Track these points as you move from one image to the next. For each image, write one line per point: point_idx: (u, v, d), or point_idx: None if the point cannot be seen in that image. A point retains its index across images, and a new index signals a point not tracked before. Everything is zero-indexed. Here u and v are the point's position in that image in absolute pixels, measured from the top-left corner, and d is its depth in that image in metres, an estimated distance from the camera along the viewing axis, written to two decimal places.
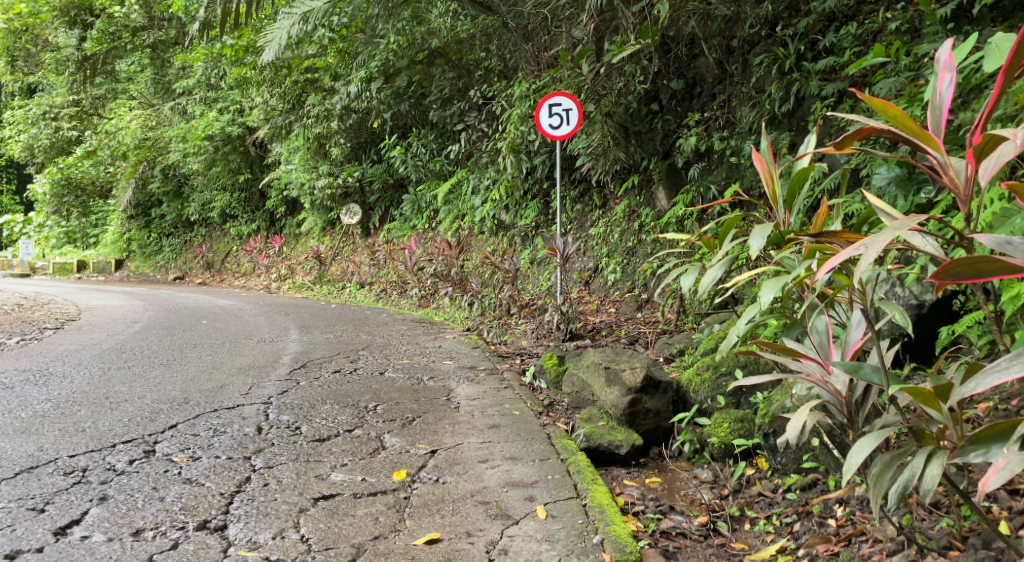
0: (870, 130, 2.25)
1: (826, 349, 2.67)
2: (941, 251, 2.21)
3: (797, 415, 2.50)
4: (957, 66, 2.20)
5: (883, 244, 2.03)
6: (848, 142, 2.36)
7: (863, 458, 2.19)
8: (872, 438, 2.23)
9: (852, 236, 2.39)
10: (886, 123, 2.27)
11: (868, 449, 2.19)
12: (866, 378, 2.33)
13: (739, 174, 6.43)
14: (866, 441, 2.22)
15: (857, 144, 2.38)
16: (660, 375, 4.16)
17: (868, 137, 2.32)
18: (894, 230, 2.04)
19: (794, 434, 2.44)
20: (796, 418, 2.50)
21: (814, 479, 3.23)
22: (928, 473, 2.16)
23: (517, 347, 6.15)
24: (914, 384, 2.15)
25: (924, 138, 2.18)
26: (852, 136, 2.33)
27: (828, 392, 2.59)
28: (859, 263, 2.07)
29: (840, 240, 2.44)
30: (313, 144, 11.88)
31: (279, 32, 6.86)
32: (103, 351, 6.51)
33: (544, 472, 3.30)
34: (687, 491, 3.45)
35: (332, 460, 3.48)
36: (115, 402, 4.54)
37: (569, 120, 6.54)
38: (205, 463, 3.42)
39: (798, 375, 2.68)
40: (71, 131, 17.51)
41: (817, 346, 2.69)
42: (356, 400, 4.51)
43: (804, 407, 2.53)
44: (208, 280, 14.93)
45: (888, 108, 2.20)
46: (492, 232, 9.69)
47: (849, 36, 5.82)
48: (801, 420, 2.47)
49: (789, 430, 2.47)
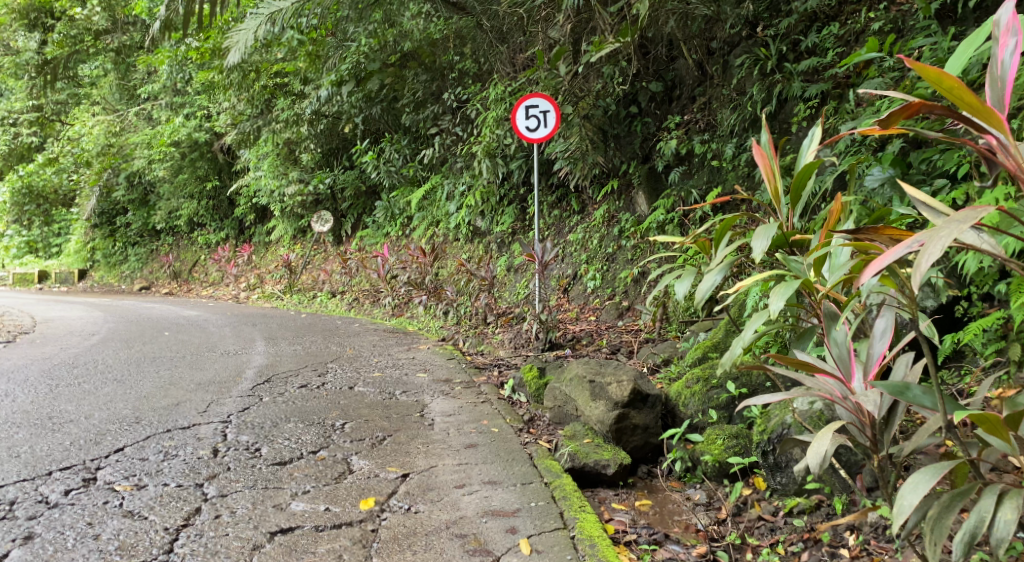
0: (922, 106, 2.00)
1: (846, 364, 2.46)
2: (1000, 250, 2.00)
3: (819, 437, 2.29)
4: (1021, 31, 1.98)
5: (946, 242, 1.79)
6: (893, 121, 2.12)
7: (919, 500, 1.95)
8: (927, 476, 2.00)
9: (895, 234, 2.15)
10: (939, 96, 2.02)
11: (925, 490, 1.96)
12: (915, 401, 2.10)
13: (722, 178, 6.23)
14: (922, 479, 1.99)
15: (901, 123, 2.12)
16: (648, 387, 3.90)
17: (915, 114, 2.06)
18: (957, 226, 1.81)
19: (818, 460, 2.23)
20: (818, 441, 2.28)
21: (818, 501, 3.04)
22: (1001, 518, 1.97)
23: (494, 358, 5.87)
24: (984, 414, 1.93)
25: (985, 114, 1.96)
26: (899, 113, 2.08)
27: (850, 411, 2.38)
28: (917, 265, 1.82)
29: (881, 239, 2.20)
30: (283, 149, 11.49)
31: (244, 33, 6.50)
32: (53, 366, 6.10)
33: (526, 498, 3.02)
34: (681, 515, 3.19)
35: (293, 487, 3.16)
36: (58, 423, 4.17)
37: (547, 122, 6.27)
38: (151, 492, 3.09)
39: (814, 393, 2.45)
40: (31, 138, 16.82)
41: (836, 358, 2.48)
42: (322, 418, 4.19)
43: (825, 429, 2.31)
44: (175, 290, 14.47)
45: (948, 81, 1.94)
46: (467, 238, 9.42)
47: (831, 37, 5.62)
48: (826, 443, 2.26)
49: (812, 453, 2.26)
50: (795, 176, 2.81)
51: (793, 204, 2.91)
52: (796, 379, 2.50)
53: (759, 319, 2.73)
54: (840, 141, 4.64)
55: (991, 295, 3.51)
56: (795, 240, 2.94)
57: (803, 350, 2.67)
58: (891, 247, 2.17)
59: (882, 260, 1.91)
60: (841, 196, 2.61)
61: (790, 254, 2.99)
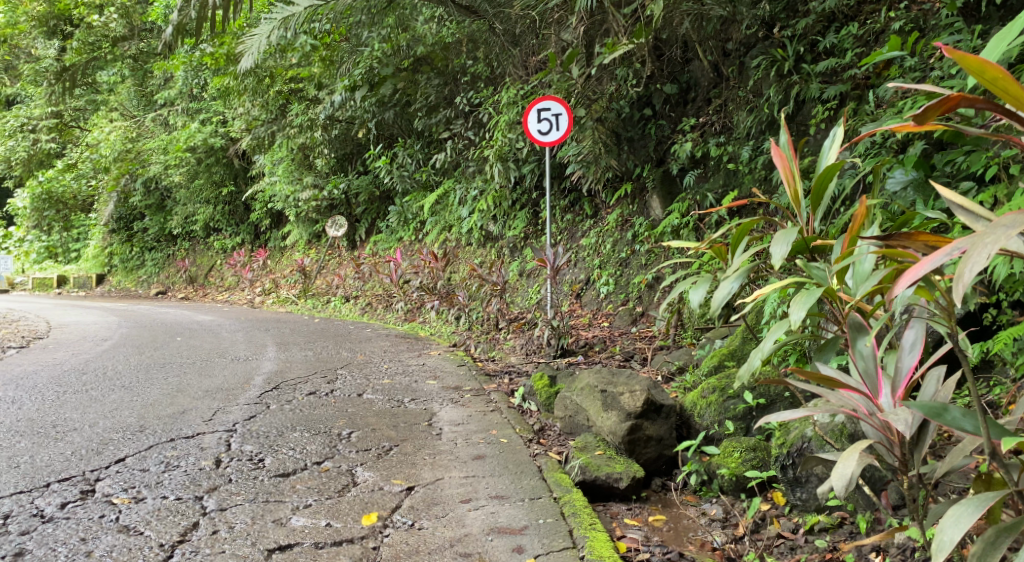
0: (961, 99, 1.88)
1: (873, 378, 2.33)
2: None
3: (845, 457, 2.16)
4: None
5: (991, 249, 1.66)
6: (929, 117, 1.99)
7: (960, 536, 1.82)
8: (970, 509, 1.87)
9: (932, 241, 2.03)
10: (978, 89, 1.89)
11: (968, 524, 1.83)
12: (954, 424, 1.96)
13: (738, 181, 6.11)
14: (965, 513, 1.86)
15: (939, 118, 1.99)
16: (661, 397, 3.77)
17: (954, 109, 1.93)
18: (1003, 232, 1.69)
19: (843, 484, 2.09)
20: (843, 462, 2.15)
21: (841, 519, 2.93)
22: None
23: (505, 365, 5.76)
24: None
25: None
26: (936, 109, 1.95)
27: (876, 429, 2.25)
28: (961, 274, 1.70)
29: (915, 245, 2.08)
30: (297, 154, 11.46)
31: (257, 38, 6.40)
32: (63, 373, 6.05)
33: (534, 515, 2.91)
34: (696, 532, 3.07)
35: (294, 500, 3.07)
36: (62, 431, 4.11)
37: (559, 125, 6.15)
38: (148, 505, 3.01)
39: (836, 409, 2.32)
40: (50, 144, 16.86)
41: (862, 372, 2.35)
42: (328, 427, 4.10)
43: (850, 449, 2.18)
44: (190, 294, 14.49)
45: (992, 73, 1.81)
46: (480, 243, 9.33)
47: (850, 37, 5.46)
48: (851, 465, 2.12)
49: (837, 475, 2.12)
50: (816, 177, 2.71)
51: (814, 208, 2.80)
52: (817, 393, 2.37)
53: (779, 330, 2.61)
54: (860, 142, 4.54)
55: (1022, 302, 3.36)
56: (816, 246, 2.82)
57: (825, 363, 2.53)
58: (927, 253, 2.05)
59: (918, 270, 1.78)
60: (867, 199, 2.49)
61: (812, 260, 2.87)
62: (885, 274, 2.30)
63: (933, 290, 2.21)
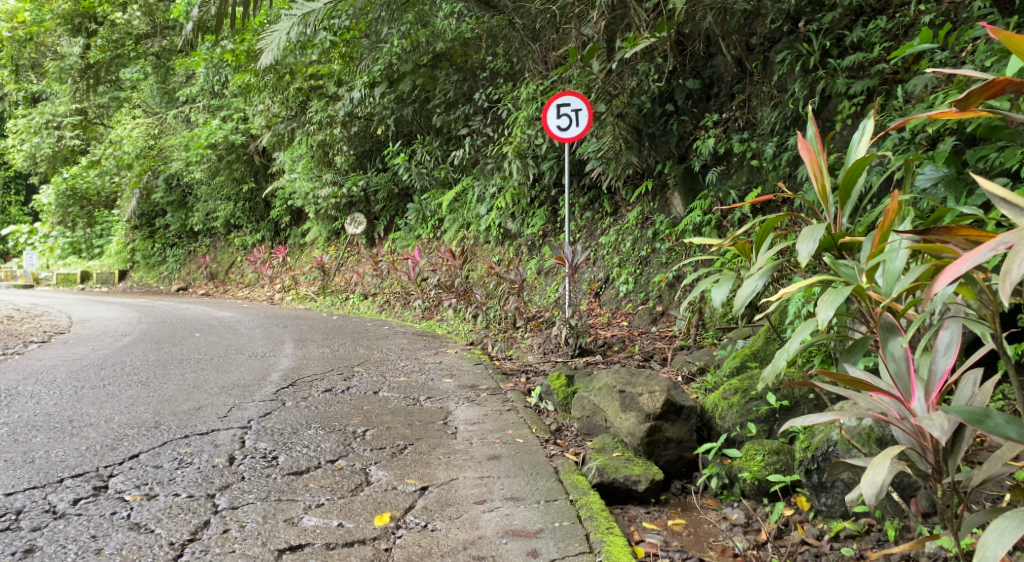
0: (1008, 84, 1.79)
1: (905, 381, 2.23)
2: None
3: (876, 464, 2.06)
4: None
5: None
6: (972, 103, 1.91)
7: (1004, 552, 1.73)
8: (1015, 523, 1.77)
9: (973, 235, 1.95)
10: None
11: (1013, 541, 1.73)
12: (997, 432, 1.86)
13: (762, 178, 6.00)
14: (1010, 528, 1.76)
15: (983, 104, 1.91)
16: (682, 398, 3.68)
17: (999, 94, 1.85)
18: None
19: (874, 491, 2.00)
20: (874, 469, 2.05)
21: (867, 526, 2.83)
22: None
23: (522, 364, 5.69)
24: None
25: None
26: (980, 94, 1.87)
27: (908, 434, 2.16)
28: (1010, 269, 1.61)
29: (955, 240, 2.00)
30: (317, 151, 11.44)
31: (278, 34, 6.31)
32: (81, 368, 6.06)
33: (549, 517, 2.84)
34: (717, 537, 2.99)
35: (306, 499, 3.02)
36: (78, 427, 4.10)
37: (579, 121, 6.07)
38: (160, 503, 2.98)
39: (865, 413, 2.23)
40: (74, 140, 16.99)
41: (893, 374, 2.26)
42: (343, 425, 4.05)
43: (880, 455, 2.08)
44: (211, 290, 14.58)
45: None
46: (498, 241, 9.28)
47: (878, 30, 5.32)
48: (882, 472, 2.03)
49: (867, 482, 2.03)
50: (844, 171, 2.63)
51: (842, 204, 2.72)
52: (845, 396, 2.28)
53: (806, 330, 2.53)
54: (888, 139, 4.44)
55: None
56: (844, 243, 2.74)
57: (853, 364, 2.44)
58: (967, 249, 1.97)
59: (960, 265, 1.70)
60: (900, 193, 2.40)
61: (840, 259, 2.77)
62: (922, 272, 2.21)
63: (972, 288, 2.12)
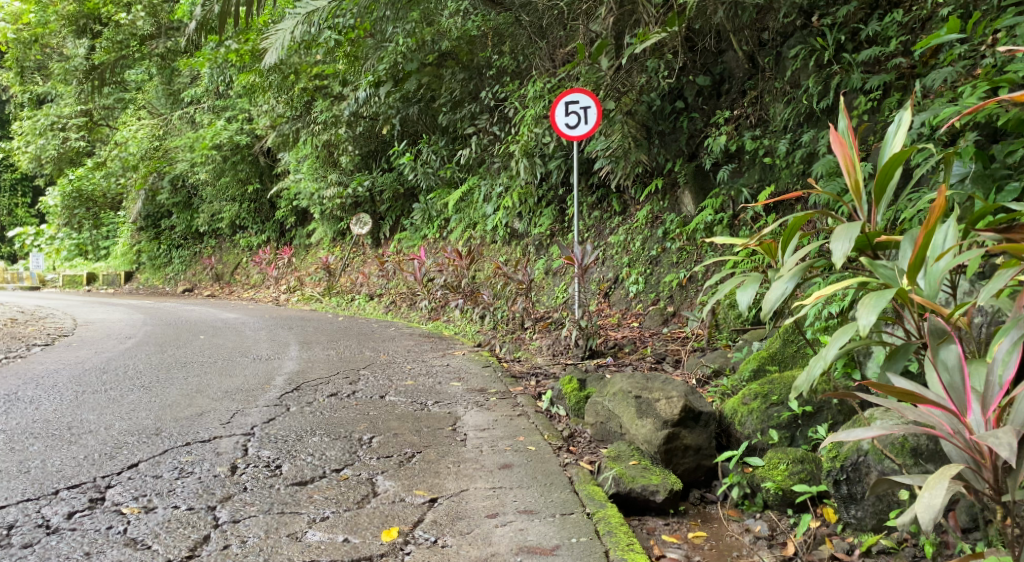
0: None
1: (959, 394, 2.19)
2: None
3: (932, 486, 2.02)
4: None
5: None
6: None
7: None
8: None
9: None
10: None
11: None
12: None
13: (775, 176, 5.85)
14: None
15: None
16: (700, 404, 3.54)
17: None
18: None
19: (931, 515, 1.95)
20: (930, 491, 2.01)
21: (902, 540, 2.70)
22: None
23: (531, 366, 5.56)
24: None
25: None
26: None
27: (963, 449, 2.13)
28: None
29: None
30: (322, 152, 11.32)
31: (281, 33, 6.14)
32: (83, 372, 5.95)
33: (566, 533, 2.71)
34: (741, 551, 2.87)
35: (311, 512, 2.90)
36: (77, 434, 3.98)
37: (588, 119, 5.92)
38: (159, 516, 2.86)
39: (917, 427, 2.21)
40: (79, 142, 16.87)
41: (947, 387, 2.24)
42: (349, 431, 3.92)
43: (936, 476, 2.05)
44: (217, 292, 14.50)
45: None
46: (505, 241, 9.15)
47: (895, 24, 5.16)
48: (940, 496, 1.98)
49: (923, 505, 1.98)
50: (880, 168, 2.61)
51: (876, 202, 2.69)
52: (896, 410, 2.25)
53: (844, 336, 2.51)
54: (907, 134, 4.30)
55: None
56: (878, 243, 2.70)
57: (895, 371, 2.45)
58: None
59: None
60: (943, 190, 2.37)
61: (873, 259, 2.74)
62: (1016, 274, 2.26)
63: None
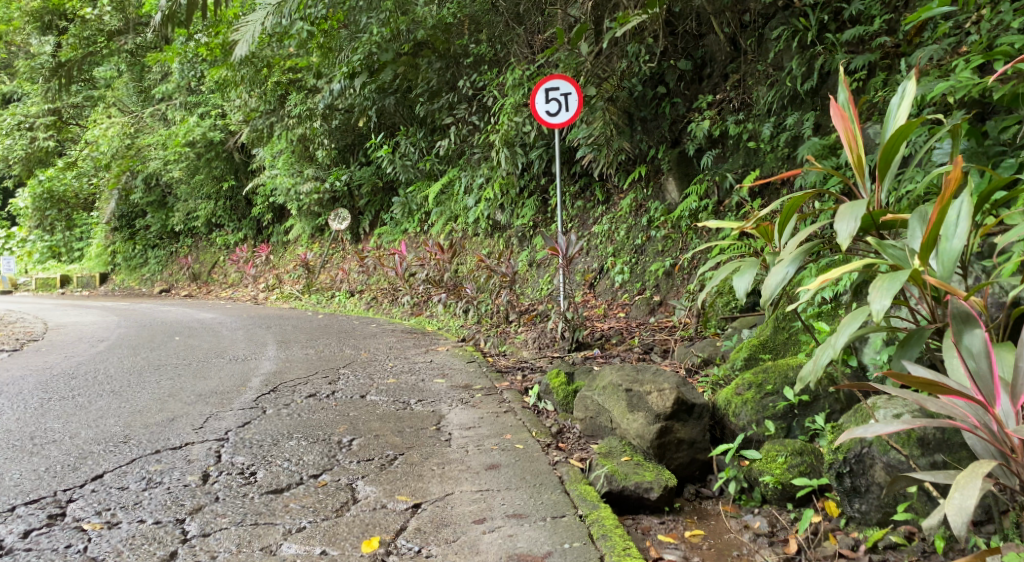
0: None
1: (985, 383, 2.18)
2: None
3: (965, 485, 1.98)
4: None
5: None
6: None
7: None
8: None
9: None
10: None
11: None
12: None
13: (760, 160, 5.70)
14: None
15: None
16: (693, 396, 3.41)
17: None
18: None
19: (964, 518, 1.92)
20: (961, 492, 1.97)
21: (909, 533, 2.60)
22: None
23: (516, 360, 5.40)
24: None
25: None
26: None
27: (989, 442, 2.11)
28: None
29: None
30: (298, 146, 11.05)
31: (252, 24, 5.81)
32: (51, 378, 5.71)
33: (558, 538, 2.57)
34: (741, 550, 2.74)
35: (286, 522, 2.72)
36: (40, 444, 3.77)
37: (569, 106, 5.73)
38: (122, 532, 2.68)
39: (941, 417, 2.18)
40: (47, 141, 16.36)
41: (972, 373, 2.21)
42: (328, 434, 3.74)
43: (966, 475, 2.01)
44: (194, 291, 14.20)
45: None
46: (487, 233, 8.95)
47: (878, 2, 5.03)
48: (973, 495, 1.94)
49: (956, 507, 1.95)
50: (885, 143, 2.53)
51: (880, 177, 2.62)
52: (918, 400, 2.22)
53: (855, 322, 2.43)
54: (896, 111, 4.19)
55: None
56: (884, 222, 2.63)
57: (909, 358, 2.41)
58: None
59: None
60: (956, 166, 2.30)
61: (878, 239, 2.65)
62: None
63: None
